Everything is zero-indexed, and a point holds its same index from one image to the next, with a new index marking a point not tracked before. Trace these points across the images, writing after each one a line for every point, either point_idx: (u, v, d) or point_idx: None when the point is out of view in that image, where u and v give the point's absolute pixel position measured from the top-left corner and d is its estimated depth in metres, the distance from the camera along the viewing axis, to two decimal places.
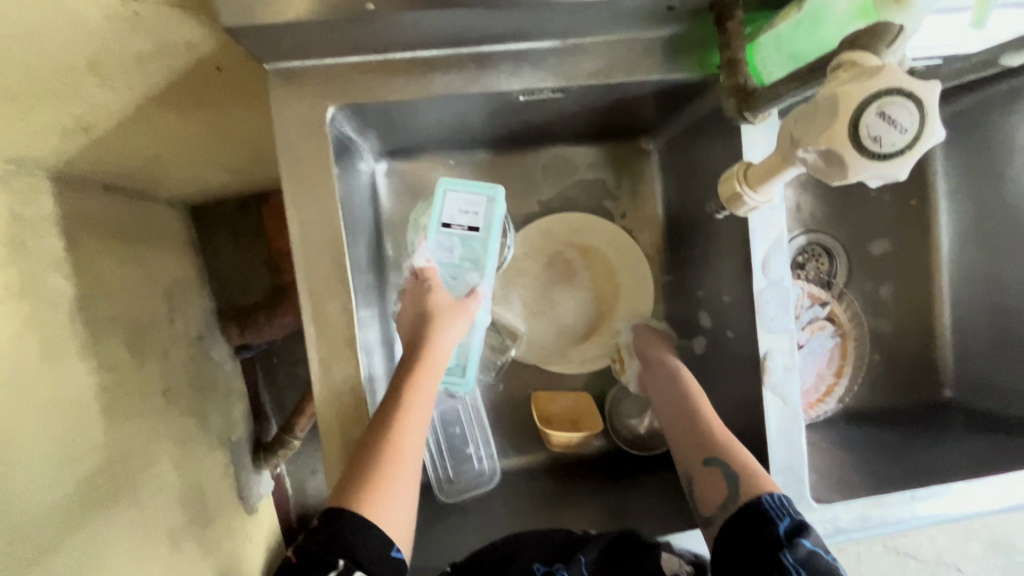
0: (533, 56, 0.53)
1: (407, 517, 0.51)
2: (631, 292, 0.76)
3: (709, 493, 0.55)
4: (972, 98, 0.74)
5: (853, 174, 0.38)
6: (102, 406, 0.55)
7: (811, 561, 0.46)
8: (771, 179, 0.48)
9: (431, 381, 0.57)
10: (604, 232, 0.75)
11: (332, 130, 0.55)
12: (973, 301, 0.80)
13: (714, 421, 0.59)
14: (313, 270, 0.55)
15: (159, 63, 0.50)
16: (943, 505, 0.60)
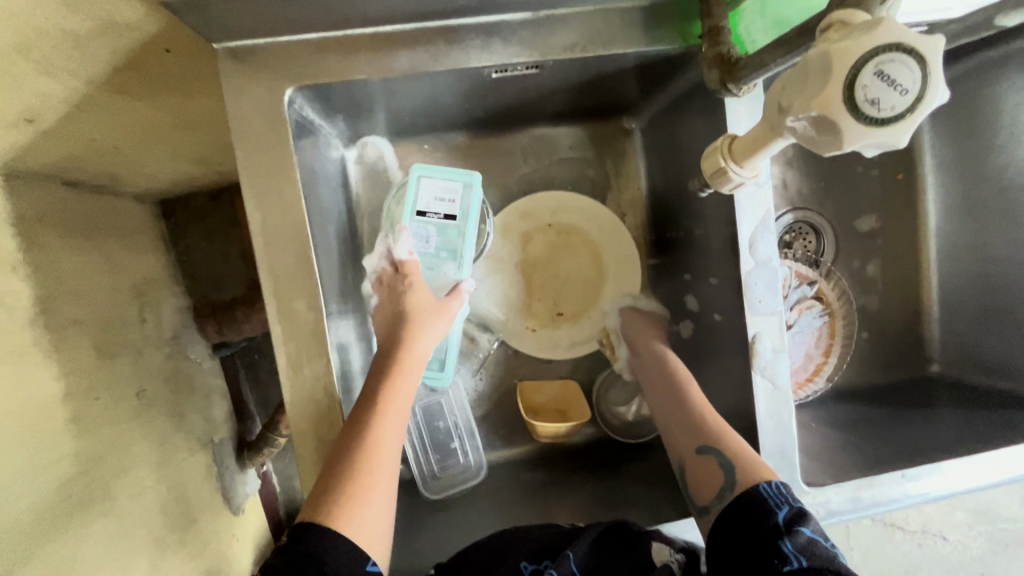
0: (506, 30, 0.47)
1: (385, 527, 0.48)
2: (617, 269, 0.72)
3: (707, 486, 0.51)
4: (960, 67, 0.70)
5: (849, 142, 0.34)
6: (68, 413, 0.70)
7: (812, 547, 0.42)
8: (758, 152, 0.44)
9: (409, 382, 0.54)
10: (587, 206, 0.71)
11: (291, 115, 0.47)
12: (964, 274, 0.76)
13: (709, 412, 0.56)
14: (275, 266, 0.47)
15: (99, 46, 0.47)
16: (940, 484, 0.56)
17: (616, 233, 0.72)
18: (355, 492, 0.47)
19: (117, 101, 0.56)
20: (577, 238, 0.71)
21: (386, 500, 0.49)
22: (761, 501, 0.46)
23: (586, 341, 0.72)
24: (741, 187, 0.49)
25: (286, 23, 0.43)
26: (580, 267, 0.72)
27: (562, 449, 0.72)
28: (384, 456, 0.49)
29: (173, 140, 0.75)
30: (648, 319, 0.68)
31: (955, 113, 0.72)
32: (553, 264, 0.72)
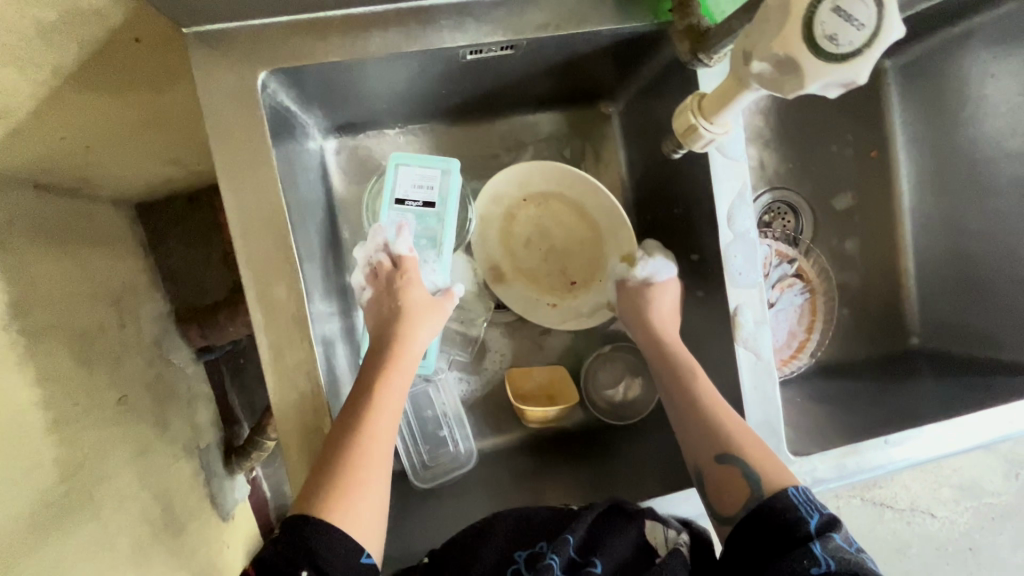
0: (478, 9, 0.47)
1: (380, 519, 0.48)
2: (608, 222, 0.67)
3: (731, 496, 0.51)
4: (924, 45, 0.72)
5: (810, 79, 0.35)
6: (46, 420, 0.68)
7: (841, 551, 0.43)
8: (728, 106, 0.45)
9: (402, 376, 0.54)
10: (555, 173, 0.66)
11: (265, 101, 0.46)
12: (937, 247, 0.77)
13: (728, 412, 0.54)
14: (255, 252, 0.46)
15: (67, 36, 0.46)
16: (922, 448, 0.57)
17: (588, 185, 0.66)
18: (350, 486, 0.47)
19: (87, 95, 0.55)
20: (557, 206, 0.68)
21: (382, 493, 0.49)
22: (792, 506, 0.47)
23: (598, 307, 0.69)
24: (713, 144, 0.50)
25: (257, 6, 0.43)
26: (574, 234, 0.69)
27: (552, 435, 0.72)
28: (378, 452, 0.49)
29: (148, 138, 0.73)
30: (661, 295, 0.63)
31: (923, 88, 0.74)
32: (546, 236, 0.69)
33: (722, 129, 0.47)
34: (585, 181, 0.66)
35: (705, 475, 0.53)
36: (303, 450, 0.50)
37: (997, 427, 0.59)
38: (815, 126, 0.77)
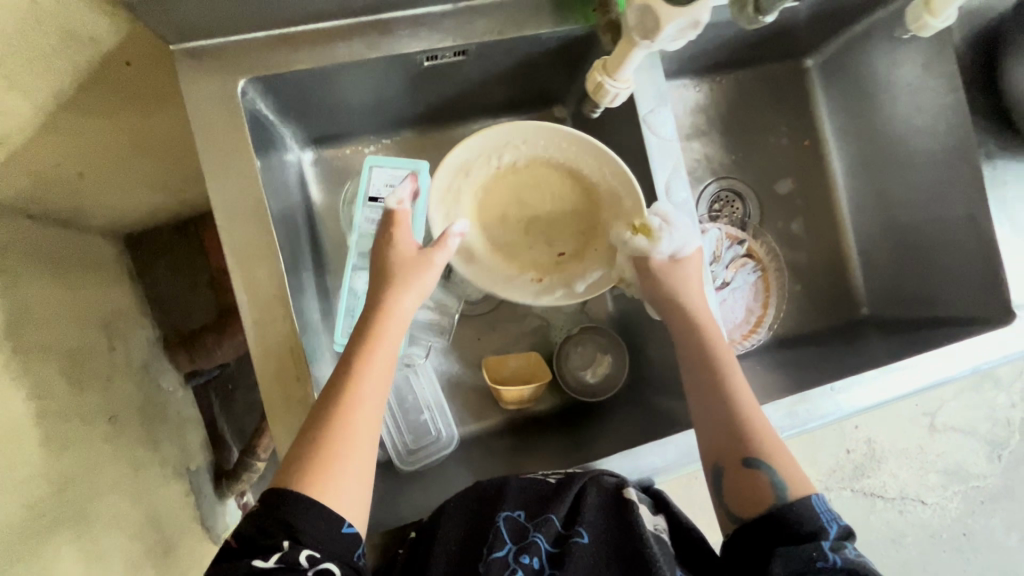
0: (429, 20, 0.55)
1: (365, 489, 0.50)
2: (603, 187, 0.66)
3: (749, 499, 0.50)
4: (830, 48, 0.80)
5: (666, 19, 0.46)
6: (38, 435, 0.70)
7: (847, 553, 0.45)
8: (626, 61, 0.52)
9: (386, 347, 0.55)
10: (554, 133, 0.63)
11: (244, 105, 0.53)
12: (871, 222, 0.82)
13: (756, 412, 0.54)
14: (239, 237, 0.52)
15: (67, 64, 0.51)
16: (866, 394, 0.62)
17: (585, 143, 0.63)
18: (333, 455, 0.49)
19: (80, 118, 0.60)
20: (536, 177, 0.67)
21: (367, 461, 0.51)
22: (815, 515, 0.48)
23: (594, 274, 0.67)
24: (619, 100, 0.57)
25: (236, 22, 0.50)
26: (555, 203, 0.68)
27: (528, 416, 0.75)
28: (358, 422, 0.51)
29: (136, 165, 0.78)
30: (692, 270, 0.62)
31: (841, 80, 0.81)
32: (523, 207, 0.68)
33: (625, 83, 0.54)
34: (583, 140, 0.63)
35: (726, 474, 0.53)
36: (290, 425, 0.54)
37: (934, 371, 0.64)
38: (752, 121, 0.85)
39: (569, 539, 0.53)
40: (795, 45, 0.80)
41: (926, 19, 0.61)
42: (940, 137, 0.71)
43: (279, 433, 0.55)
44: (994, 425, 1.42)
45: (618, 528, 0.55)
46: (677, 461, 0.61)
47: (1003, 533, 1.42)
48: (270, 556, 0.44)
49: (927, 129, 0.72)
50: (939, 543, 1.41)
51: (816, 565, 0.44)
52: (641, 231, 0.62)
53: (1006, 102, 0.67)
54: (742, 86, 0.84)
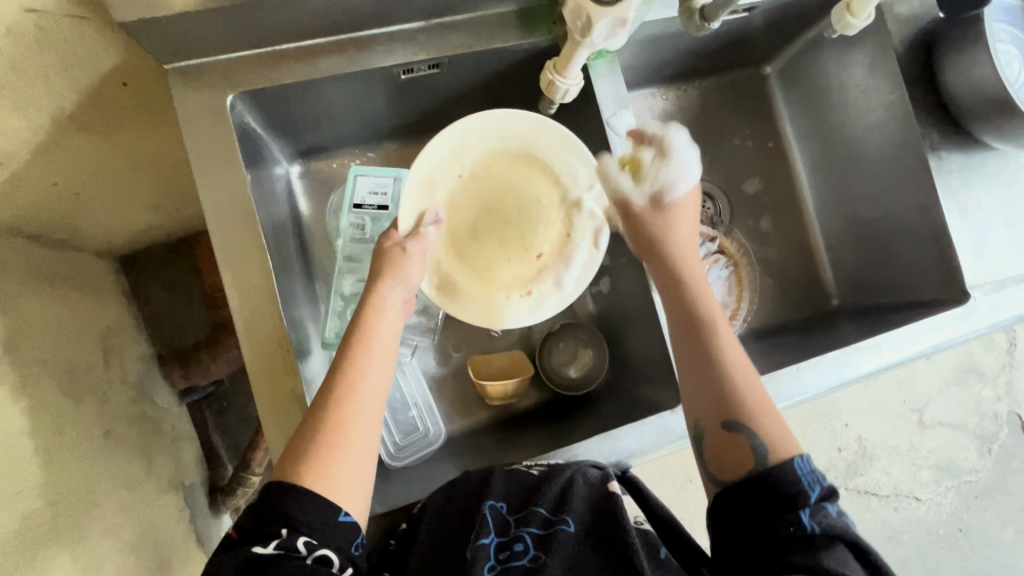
0: (404, 36, 0.60)
1: (365, 477, 0.52)
2: (565, 174, 0.67)
3: (731, 460, 0.52)
4: (785, 57, 0.86)
5: (597, 17, 0.50)
6: (36, 447, 0.71)
7: (826, 519, 0.46)
8: (573, 59, 0.56)
9: (378, 341, 0.56)
10: (508, 119, 0.67)
11: (233, 118, 0.58)
12: (835, 216, 0.86)
13: (742, 367, 0.56)
14: (230, 238, 0.56)
15: (67, 84, 0.55)
16: (827, 375, 0.67)
17: (540, 125, 0.66)
18: (332, 446, 0.51)
19: (76, 137, 0.63)
20: (498, 177, 0.68)
21: (366, 450, 0.53)
22: (797, 478, 0.48)
23: (579, 263, 0.66)
24: (572, 95, 0.61)
25: (227, 42, 0.55)
26: (522, 199, 0.68)
27: (513, 411, 0.78)
28: (351, 414, 0.53)
29: (129, 185, 0.81)
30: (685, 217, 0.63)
31: (797, 85, 0.86)
32: (494, 215, 0.67)
33: (575, 79, 0.59)
34: (535, 120, 0.67)
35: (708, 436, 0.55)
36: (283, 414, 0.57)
37: (893, 351, 0.68)
38: (717, 124, 0.89)
39: (556, 526, 0.55)
40: (755, 53, 0.85)
41: (847, 20, 0.60)
42: (889, 132, 0.76)
43: (271, 426, 0.57)
44: (982, 419, 1.45)
45: (600, 516, 0.56)
46: (652, 443, 0.63)
47: (999, 528, 1.43)
48: (269, 544, 0.46)
49: (878, 127, 0.77)
50: (936, 540, 1.41)
51: (791, 533, 0.45)
52: (629, 165, 0.64)
53: (946, 98, 0.72)
54: (707, 94, 0.89)
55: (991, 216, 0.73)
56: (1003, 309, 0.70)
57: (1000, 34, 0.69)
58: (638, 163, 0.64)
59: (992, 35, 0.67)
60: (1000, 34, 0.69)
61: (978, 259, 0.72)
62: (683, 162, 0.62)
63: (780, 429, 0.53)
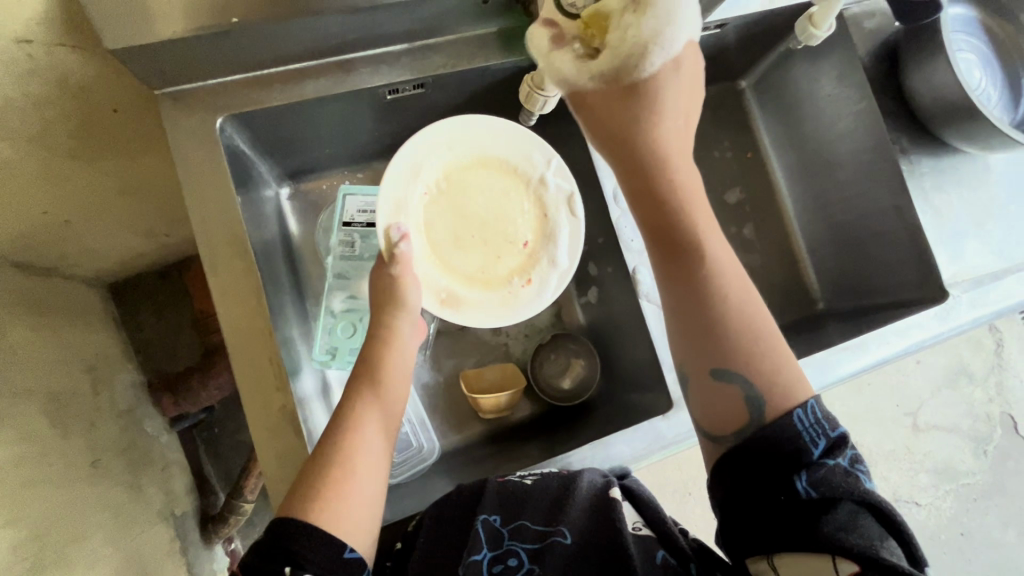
0: (388, 58, 0.62)
1: (370, 514, 0.51)
2: (525, 164, 0.68)
3: (725, 412, 0.52)
4: (756, 72, 0.89)
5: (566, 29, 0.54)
6: (22, 477, 0.69)
7: (827, 481, 0.45)
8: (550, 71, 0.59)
9: (390, 375, 0.58)
10: (450, 126, 0.66)
11: (222, 139, 0.59)
12: (815, 221, 0.88)
13: (735, 304, 0.54)
14: (219, 256, 0.57)
15: (56, 111, 0.56)
16: (812, 374, 0.68)
17: (491, 122, 0.67)
18: (339, 482, 0.50)
19: (65, 164, 0.63)
20: (461, 184, 0.67)
21: (372, 486, 0.52)
22: (795, 433, 0.48)
23: (567, 247, 0.68)
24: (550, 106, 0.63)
25: (215, 68, 0.57)
26: (492, 197, 0.68)
27: (506, 424, 0.78)
28: (360, 447, 0.52)
29: (117, 211, 0.81)
30: (660, 111, 0.52)
31: (770, 97, 0.89)
32: (467, 214, 0.67)
33: (551, 91, 0.61)
34: (474, 121, 0.67)
35: (698, 383, 0.55)
36: (276, 430, 0.57)
37: (877, 350, 0.70)
38: (697, 136, 0.92)
39: (551, 538, 0.54)
40: (728, 69, 0.88)
41: (811, 31, 0.62)
42: (861, 138, 0.78)
43: (264, 444, 0.57)
44: (976, 421, 1.46)
45: (599, 522, 0.55)
46: (644, 450, 0.64)
47: (1000, 530, 1.43)
48: None
49: (851, 134, 0.79)
50: (939, 546, 1.40)
51: (785, 498, 0.46)
52: (591, 27, 0.52)
53: (913, 105, 0.75)
54: None
55: (962, 217, 0.75)
56: (982, 305, 0.72)
57: (958, 44, 0.73)
58: (603, 18, 0.51)
59: (952, 45, 0.71)
60: (959, 43, 0.73)
61: (954, 258, 0.74)
62: (656, 18, 0.48)
63: (776, 372, 0.52)
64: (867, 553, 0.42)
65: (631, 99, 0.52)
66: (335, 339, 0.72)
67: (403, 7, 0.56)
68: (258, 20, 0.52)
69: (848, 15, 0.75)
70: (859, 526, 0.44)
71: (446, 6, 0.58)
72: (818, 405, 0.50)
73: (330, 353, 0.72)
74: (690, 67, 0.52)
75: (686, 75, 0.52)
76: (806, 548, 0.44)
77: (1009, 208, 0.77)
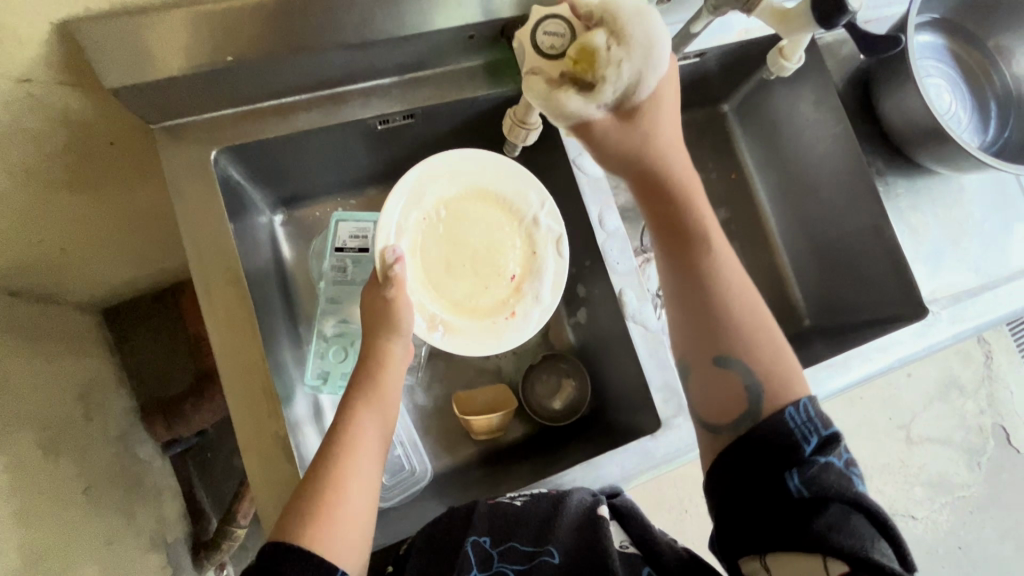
0: (378, 90, 0.65)
1: (362, 538, 0.52)
2: (519, 201, 0.70)
3: (726, 402, 0.54)
4: (737, 96, 0.91)
5: (553, 71, 0.50)
6: (15, 506, 0.69)
7: (819, 480, 0.46)
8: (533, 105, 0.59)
9: (381, 399, 0.58)
10: (449, 159, 0.68)
11: (217, 171, 0.61)
12: (799, 241, 0.90)
13: (735, 295, 0.55)
14: (214, 284, 0.58)
15: (54, 146, 0.57)
16: None
17: (491, 160, 0.69)
18: (333, 505, 0.51)
19: (61, 195, 0.64)
20: (457, 213, 0.68)
21: (365, 510, 0.53)
22: (788, 432, 0.49)
23: (552, 284, 0.69)
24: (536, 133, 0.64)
25: (210, 102, 0.59)
26: (485, 229, 0.69)
27: (498, 446, 0.79)
28: (352, 471, 0.53)
29: (111, 239, 0.82)
30: (660, 122, 0.53)
31: (750, 120, 0.92)
32: (460, 245, 0.68)
33: (534, 124, 0.61)
34: (477, 157, 0.69)
35: (698, 374, 0.56)
36: (269, 455, 0.58)
37: (861, 366, 0.71)
38: None
39: (538, 558, 0.55)
40: (710, 94, 0.91)
41: (780, 63, 0.64)
42: (839, 160, 0.81)
43: (257, 470, 0.57)
44: (968, 433, 1.47)
45: (587, 542, 0.56)
46: (635, 469, 0.65)
47: (997, 543, 1.43)
48: None
49: (828, 156, 0.82)
50: (936, 559, 1.40)
51: (775, 495, 0.47)
52: (581, 62, 0.49)
53: (886, 128, 0.78)
54: None
55: (939, 236, 0.78)
56: (962, 320, 0.74)
57: (927, 70, 0.76)
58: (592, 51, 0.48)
59: (920, 71, 0.74)
60: (929, 70, 0.76)
61: (932, 274, 0.76)
62: (642, 36, 0.48)
63: (777, 365, 0.54)
64: (854, 552, 0.43)
65: (634, 115, 0.53)
66: (327, 364, 0.73)
67: (392, 43, 0.58)
68: (252, 58, 0.54)
69: (822, 43, 0.79)
70: (850, 526, 0.44)
71: (434, 41, 0.60)
72: (813, 404, 0.52)
73: (321, 379, 0.72)
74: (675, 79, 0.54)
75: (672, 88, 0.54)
76: (796, 547, 0.45)
77: (985, 225, 0.80)
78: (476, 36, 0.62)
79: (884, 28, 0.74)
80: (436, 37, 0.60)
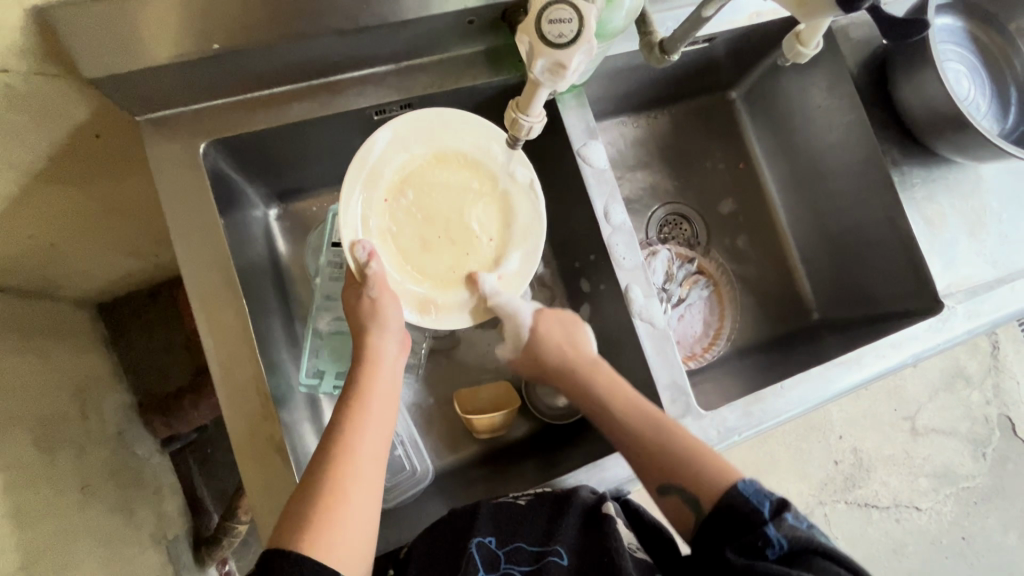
0: (375, 79, 0.62)
1: (362, 542, 0.50)
2: (482, 155, 0.63)
3: (680, 518, 0.56)
4: (744, 84, 0.88)
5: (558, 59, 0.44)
6: (11, 506, 0.68)
7: (793, 532, 0.48)
8: (537, 95, 0.47)
9: (378, 400, 0.57)
10: (399, 126, 0.60)
11: (205, 163, 0.58)
12: (807, 232, 0.88)
13: (643, 436, 0.59)
14: (204, 283, 0.56)
15: (37, 140, 0.54)
16: (810, 390, 0.67)
17: (437, 118, 0.61)
18: (330, 508, 0.49)
19: (48, 190, 0.62)
20: (420, 187, 0.62)
21: (365, 514, 0.51)
22: (747, 499, 0.51)
23: (533, 230, 0.62)
24: (539, 132, 0.52)
25: (197, 92, 0.57)
26: (453, 193, 0.63)
27: (501, 444, 0.77)
28: (350, 472, 0.51)
29: (102, 234, 0.80)
30: (547, 340, 0.67)
31: (760, 107, 0.89)
32: (429, 218, 0.62)
33: (538, 115, 0.50)
34: (422, 116, 0.61)
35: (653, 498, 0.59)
36: (265, 460, 0.56)
37: (872, 362, 0.69)
38: (688, 149, 0.91)
39: (546, 557, 0.54)
40: (717, 81, 0.88)
41: (798, 48, 0.61)
42: (851, 148, 0.78)
43: (252, 475, 0.56)
44: (974, 424, 1.45)
45: (594, 541, 0.55)
46: None
47: (1002, 534, 1.42)
48: None
49: (840, 145, 0.79)
50: (940, 550, 1.39)
51: (771, 557, 0.48)
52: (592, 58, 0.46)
53: (902, 116, 0.75)
54: (676, 119, 0.91)
55: (956, 227, 0.75)
56: (977, 315, 0.72)
57: (947, 54, 0.73)
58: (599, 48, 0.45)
59: (940, 54, 0.71)
60: (948, 54, 0.73)
61: (947, 267, 0.73)
62: None
63: (702, 465, 0.56)
64: None
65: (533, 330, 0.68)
66: (322, 362, 0.71)
67: (388, 28, 0.56)
68: (242, 44, 0.52)
69: (836, 26, 0.75)
70: (836, 565, 0.47)
71: (432, 26, 0.58)
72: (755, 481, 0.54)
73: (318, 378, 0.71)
74: (551, 320, 0.68)
75: (554, 323, 0.68)
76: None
77: (1001, 216, 0.77)
78: (475, 20, 0.59)
79: (903, 10, 0.71)
80: (435, 22, 0.57)
